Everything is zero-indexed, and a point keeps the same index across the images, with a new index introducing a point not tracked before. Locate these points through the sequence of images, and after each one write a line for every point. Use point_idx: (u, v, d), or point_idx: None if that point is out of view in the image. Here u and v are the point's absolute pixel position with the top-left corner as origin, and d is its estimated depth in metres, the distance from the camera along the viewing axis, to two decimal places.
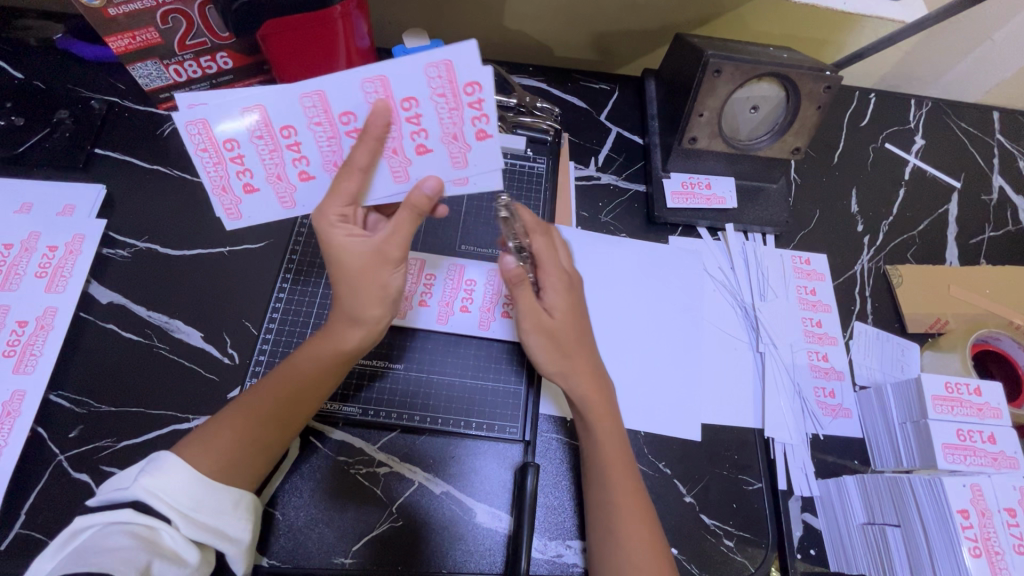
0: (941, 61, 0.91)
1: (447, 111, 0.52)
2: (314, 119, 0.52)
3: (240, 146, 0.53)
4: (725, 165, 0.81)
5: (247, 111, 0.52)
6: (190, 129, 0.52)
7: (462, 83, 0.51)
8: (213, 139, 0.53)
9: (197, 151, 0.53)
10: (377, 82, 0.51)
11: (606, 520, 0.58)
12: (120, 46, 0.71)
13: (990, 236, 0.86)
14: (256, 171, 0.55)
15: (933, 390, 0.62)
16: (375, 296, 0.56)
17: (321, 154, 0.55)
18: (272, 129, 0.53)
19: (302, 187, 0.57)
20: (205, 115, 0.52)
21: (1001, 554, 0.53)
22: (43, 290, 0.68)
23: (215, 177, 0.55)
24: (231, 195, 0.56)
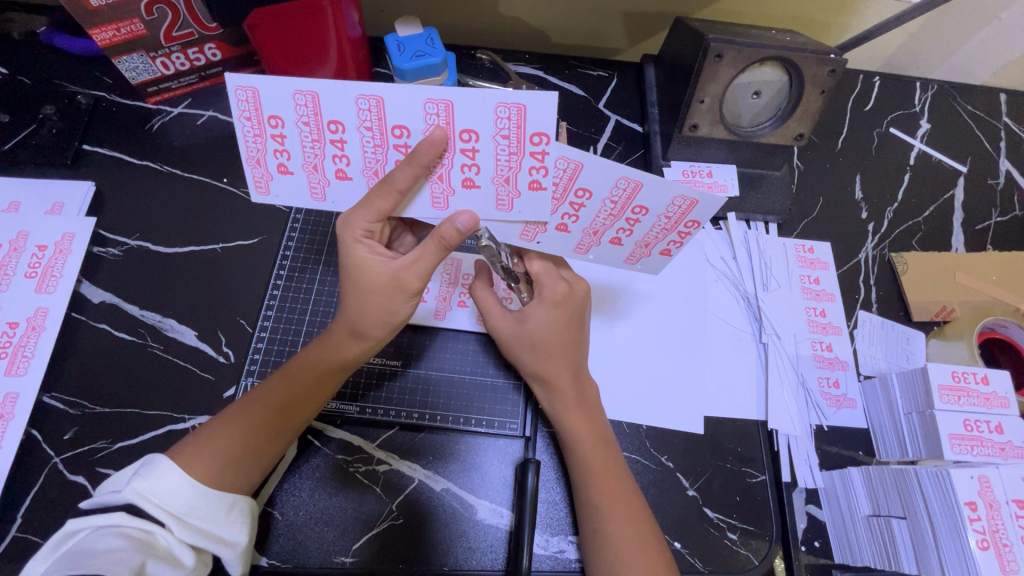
0: (947, 42, 0.89)
1: (603, 212, 0.55)
2: (365, 124, 0.48)
3: (285, 125, 0.49)
4: (727, 152, 0.79)
5: (299, 93, 0.46)
6: (238, 95, 0.47)
7: (633, 203, 0.55)
8: (259, 111, 0.48)
9: (240, 118, 0.48)
10: (439, 105, 0.46)
11: (598, 515, 0.57)
12: (104, 39, 0.69)
13: (997, 221, 0.84)
14: (294, 155, 0.51)
15: (940, 379, 0.61)
16: (379, 319, 0.56)
17: (364, 159, 0.51)
18: (318, 119, 0.48)
19: (335, 184, 0.53)
20: (257, 84, 0.46)
21: (1008, 546, 0.53)
22: (34, 290, 0.67)
23: (253, 148, 0.50)
24: (264, 169, 0.52)
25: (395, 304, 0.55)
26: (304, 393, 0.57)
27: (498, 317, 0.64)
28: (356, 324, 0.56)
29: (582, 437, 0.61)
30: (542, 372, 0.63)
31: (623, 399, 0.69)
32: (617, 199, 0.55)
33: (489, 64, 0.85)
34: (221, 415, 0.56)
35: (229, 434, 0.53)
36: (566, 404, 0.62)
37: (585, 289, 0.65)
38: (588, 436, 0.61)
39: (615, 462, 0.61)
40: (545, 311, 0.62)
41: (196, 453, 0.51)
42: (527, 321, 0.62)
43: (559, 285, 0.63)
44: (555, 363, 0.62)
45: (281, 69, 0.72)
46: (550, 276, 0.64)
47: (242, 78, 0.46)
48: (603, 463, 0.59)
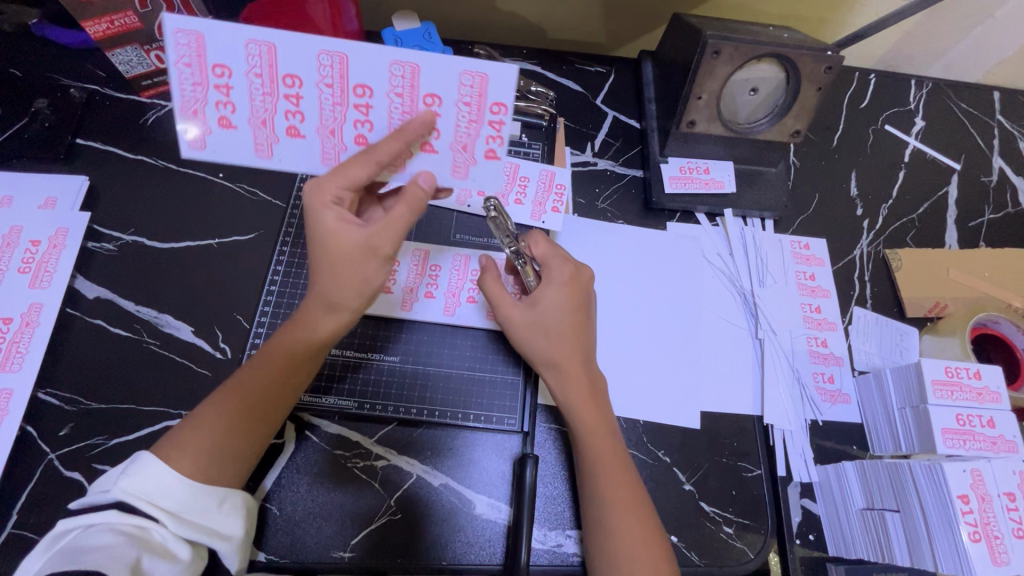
0: (942, 40, 0.89)
1: (460, 118, 0.51)
2: (326, 80, 0.49)
3: (232, 76, 0.49)
4: (724, 149, 0.79)
5: (253, 44, 0.47)
6: (178, 39, 0.47)
7: (487, 101, 0.50)
8: (202, 58, 0.48)
9: (178, 65, 0.48)
10: (406, 67, 0.48)
11: (599, 510, 0.57)
12: (97, 31, 0.68)
13: (990, 218, 0.85)
14: (241, 107, 0.50)
15: (933, 374, 0.61)
16: (352, 287, 0.53)
17: (320, 117, 0.51)
18: (273, 69, 0.48)
19: (284, 142, 0.52)
20: (202, 30, 0.46)
21: (1000, 538, 0.54)
22: (27, 286, 0.66)
23: (189, 98, 0.49)
24: (202, 122, 0.51)
25: (369, 274, 0.53)
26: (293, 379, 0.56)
27: (510, 306, 0.64)
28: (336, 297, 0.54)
29: (585, 434, 0.61)
30: (552, 356, 0.62)
31: (621, 395, 0.69)
32: (469, 99, 0.50)
33: (488, 59, 0.85)
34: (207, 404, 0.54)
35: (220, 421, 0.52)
36: (577, 398, 0.61)
37: (591, 273, 0.66)
38: (594, 429, 0.61)
39: (620, 455, 0.61)
40: (558, 292, 0.63)
41: (185, 448, 0.50)
42: (543, 303, 0.63)
43: (567, 268, 0.64)
44: (564, 351, 0.62)
45: None
46: (557, 258, 0.65)
47: (182, 22, 0.46)
48: (605, 460, 0.59)
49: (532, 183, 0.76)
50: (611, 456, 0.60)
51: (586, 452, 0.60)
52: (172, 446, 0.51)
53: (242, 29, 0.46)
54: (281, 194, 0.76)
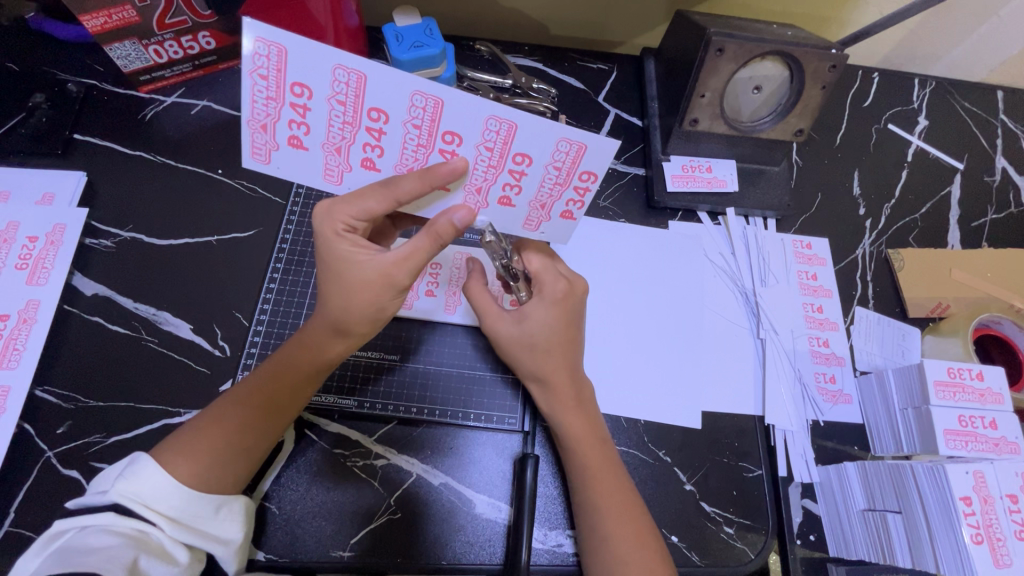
0: (946, 38, 0.89)
1: (548, 179, 0.51)
2: (414, 120, 0.46)
3: (313, 98, 0.44)
4: (726, 148, 0.79)
5: (343, 70, 0.42)
6: (257, 47, 0.41)
7: (578, 168, 0.50)
8: (280, 73, 0.42)
9: (252, 74, 0.42)
10: (504, 125, 0.46)
11: (597, 513, 0.57)
12: (95, 26, 0.67)
13: (992, 218, 0.85)
14: (316, 131, 0.46)
15: (935, 374, 0.61)
16: (363, 314, 0.54)
17: (401, 155, 0.49)
18: (359, 100, 0.44)
19: (357, 171, 0.50)
20: (286, 43, 0.41)
21: (1002, 540, 0.53)
22: (25, 283, 0.65)
23: (259, 110, 0.45)
24: (268, 137, 0.47)
25: (385, 300, 0.54)
26: (291, 391, 0.56)
27: (497, 319, 0.64)
28: (339, 321, 0.54)
29: (580, 438, 0.60)
30: (541, 373, 0.62)
31: (621, 394, 0.69)
32: (563, 165, 0.50)
33: (489, 56, 0.85)
34: (205, 413, 0.55)
35: (214, 435, 0.52)
36: (562, 405, 0.61)
37: (584, 287, 0.64)
38: (587, 435, 0.61)
39: (614, 461, 0.61)
40: (546, 309, 0.62)
41: (182, 452, 0.51)
42: (529, 321, 0.62)
43: (559, 283, 0.63)
44: (551, 366, 0.61)
45: None
46: (550, 274, 0.63)
47: (265, 29, 0.40)
48: (599, 464, 0.59)
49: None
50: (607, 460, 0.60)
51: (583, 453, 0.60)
52: (170, 451, 0.51)
53: (332, 50, 0.41)
54: (281, 191, 0.76)
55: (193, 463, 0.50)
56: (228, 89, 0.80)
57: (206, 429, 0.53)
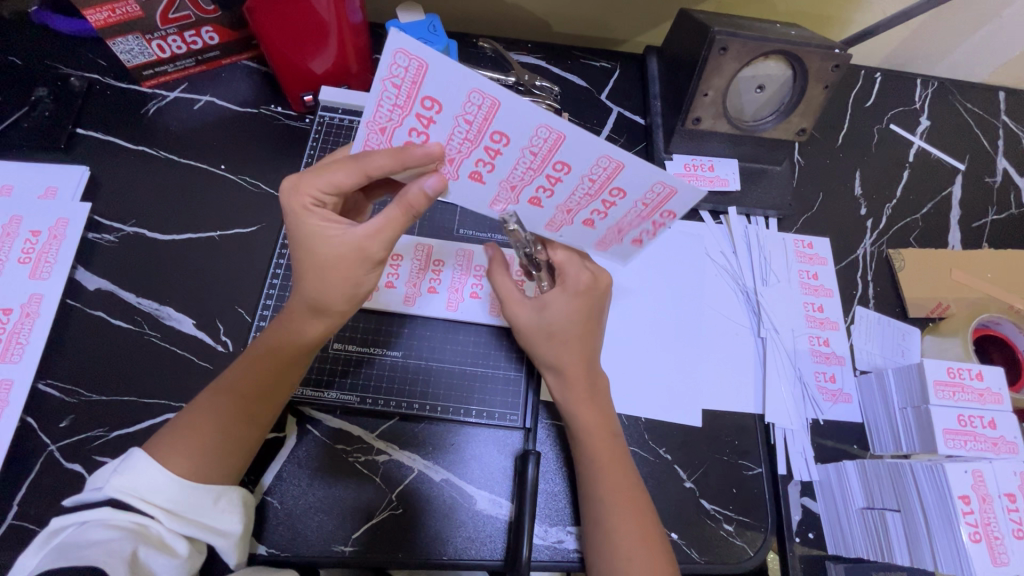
0: (950, 38, 0.89)
1: (633, 212, 0.54)
2: (534, 147, 0.47)
3: (439, 112, 0.45)
4: (728, 147, 0.79)
5: (478, 94, 0.44)
6: (397, 59, 0.42)
7: (664, 207, 0.52)
8: (414, 86, 0.44)
9: (385, 82, 0.44)
10: (613, 164, 0.48)
11: (598, 511, 0.57)
12: (98, 20, 0.67)
13: (993, 219, 0.85)
14: (434, 141, 0.48)
15: (935, 374, 0.61)
16: (340, 290, 0.53)
17: (510, 174, 0.50)
18: (485, 123, 0.46)
19: (462, 182, 0.52)
20: (428, 60, 0.42)
21: (1000, 539, 0.54)
22: (27, 277, 0.66)
23: (382, 116, 0.47)
24: (384, 137, 0.49)
25: (360, 274, 0.53)
26: (273, 380, 0.55)
27: (517, 304, 0.64)
28: (316, 299, 0.53)
29: (583, 436, 0.61)
30: (557, 364, 0.62)
31: (622, 392, 0.69)
32: (649, 203, 0.52)
33: (492, 54, 0.85)
34: (190, 408, 0.54)
35: (203, 430, 0.52)
36: (576, 397, 0.61)
37: (608, 282, 0.64)
38: (595, 431, 0.61)
39: (621, 455, 0.61)
40: (568, 301, 0.62)
41: (176, 446, 0.50)
42: (551, 311, 0.62)
43: (584, 274, 0.62)
44: (568, 358, 0.61)
45: (283, 54, 0.70)
46: (575, 265, 0.63)
47: (409, 41, 0.41)
48: (602, 461, 0.59)
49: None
50: (611, 457, 0.60)
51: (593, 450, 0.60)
52: (165, 445, 0.51)
53: (475, 74, 0.42)
54: None
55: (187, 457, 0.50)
56: (230, 84, 0.80)
57: (194, 423, 0.52)
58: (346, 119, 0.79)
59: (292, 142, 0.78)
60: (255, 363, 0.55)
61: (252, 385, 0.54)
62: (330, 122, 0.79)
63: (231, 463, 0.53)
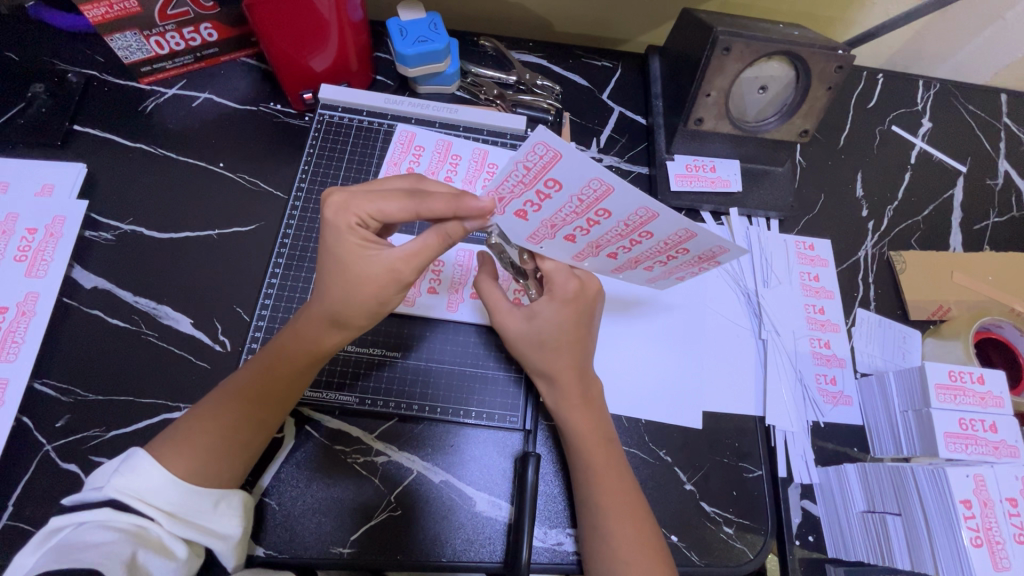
0: (952, 40, 0.89)
1: (693, 264, 0.58)
2: (628, 222, 0.51)
3: (558, 191, 0.48)
4: (730, 148, 0.79)
5: (598, 183, 0.46)
6: (537, 149, 0.43)
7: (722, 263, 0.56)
8: (544, 169, 0.45)
9: (518, 163, 0.45)
10: (691, 236, 0.51)
11: (598, 513, 0.57)
12: (96, 15, 0.66)
13: (995, 222, 0.85)
14: (544, 210, 0.50)
15: (936, 378, 0.61)
16: (366, 308, 0.53)
17: (601, 235, 0.54)
18: (595, 202, 0.48)
19: (556, 239, 0.55)
20: (563, 151, 0.43)
21: (1001, 544, 0.54)
22: (23, 275, 0.65)
23: (504, 188, 0.49)
24: (502, 207, 0.51)
25: (387, 296, 0.53)
26: (283, 385, 0.55)
27: (505, 314, 0.63)
28: (338, 313, 0.54)
29: (581, 438, 0.60)
30: (548, 371, 0.62)
31: (622, 394, 0.69)
32: (709, 259, 0.56)
33: (493, 52, 0.85)
34: (192, 414, 0.54)
35: (210, 431, 0.52)
36: (568, 403, 0.61)
37: (596, 286, 0.62)
38: (591, 435, 0.60)
39: (617, 457, 0.61)
40: (556, 310, 0.60)
41: (180, 447, 0.50)
42: (541, 322, 0.61)
43: (571, 282, 0.60)
44: (560, 365, 0.61)
45: (283, 53, 0.70)
46: (562, 273, 0.60)
47: (552, 137, 0.42)
48: (599, 464, 0.59)
49: (464, 162, 0.77)
50: (609, 460, 0.60)
51: (593, 452, 0.60)
52: (168, 448, 0.51)
53: (603, 168, 0.44)
54: (282, 184, 0.75)
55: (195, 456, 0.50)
56: (229, 81, 0.80)
57: (201, 425, 0.52)
58: (346, 117, 0.78)
59: (291, 141, 0.78)
60: (267, 368, 0.55)
61: (260, 389, 0.54)
62: (330, 120, 0.78)
63: (235, 464, 0.53)
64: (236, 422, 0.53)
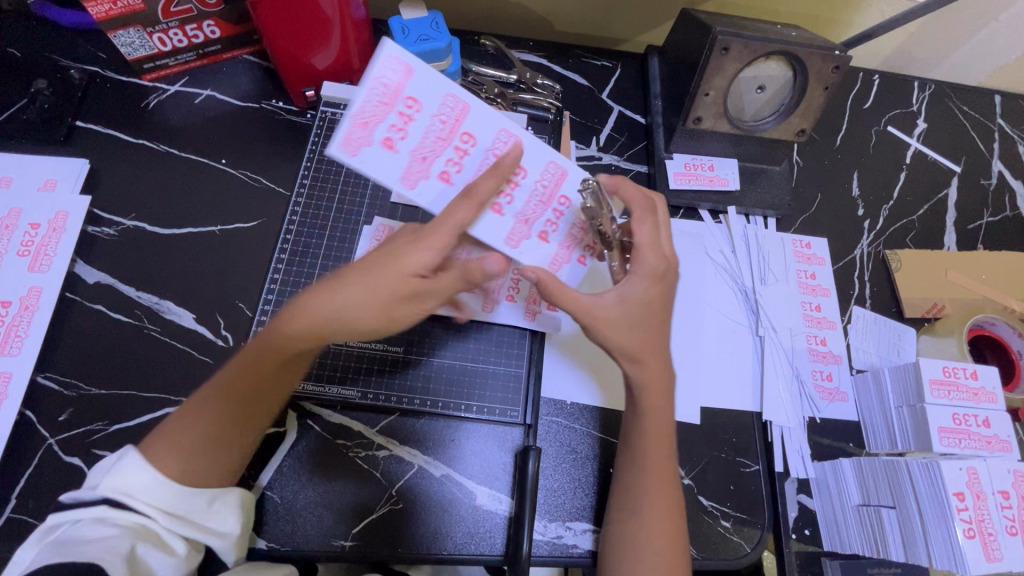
0: (946, 43, 0.90)
1: (533, 198, 0.56)
2: (440, 116, 0.53)
3: (419, 108, 0.52)
4: (728, 147, 0.80)
5: (452, 97, 0.53)
6: (391, 60, 0.50)
7: (560, 191, 0.57)
8: (401, 86, 0.51)
9: (376, 79, 0.50)
10: (512, 138, 0.55)
11: (627, 514, 0.57)
12: (100, 12, 0.67)
13: (988, 221, 0.86)
14: (410, 137, 0.52)
15: (931, 374, 0.62)
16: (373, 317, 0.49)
17: (440, 164, 0.53)
18: (456, 124, 0.54)
19: (432, 180, 0.53)
20: (414, 64, 0.51)
21: (993, 536, 0.55)
22: (26, 270, 0.65)
23: (365, 110, 0.50)
24: (366, 133, 0.50)
25: None
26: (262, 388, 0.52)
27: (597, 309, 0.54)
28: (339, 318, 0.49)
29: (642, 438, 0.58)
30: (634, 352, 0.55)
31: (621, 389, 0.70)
32: (548, 183, 0.57)
33: (494, 51, 0.85)
34: (179, 413, 0.52)
35: (195, 429, 0.51)
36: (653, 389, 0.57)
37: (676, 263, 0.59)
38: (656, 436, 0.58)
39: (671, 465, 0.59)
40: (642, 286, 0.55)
41: (169, 447, 0.50)
42: (628, 301, 0.54)
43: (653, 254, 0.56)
44: (642, 344, 0.55)
45: (285, 49, 0.70)
46: (647, 248, 0.56)
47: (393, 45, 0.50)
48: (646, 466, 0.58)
49: None
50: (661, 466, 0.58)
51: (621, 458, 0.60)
52: (158, 446, 0.50)
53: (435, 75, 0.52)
54: (284, 181, 0.76)
55: (184, 459, 0.50)
56: (231, 78, 0.80)
57: (188, 424, 0.51)
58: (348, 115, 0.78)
59: (293, 138, 0.78)
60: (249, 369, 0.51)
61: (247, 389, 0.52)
62: (332, 118, 0.78)
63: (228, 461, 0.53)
64: (220, 416, 0.51)
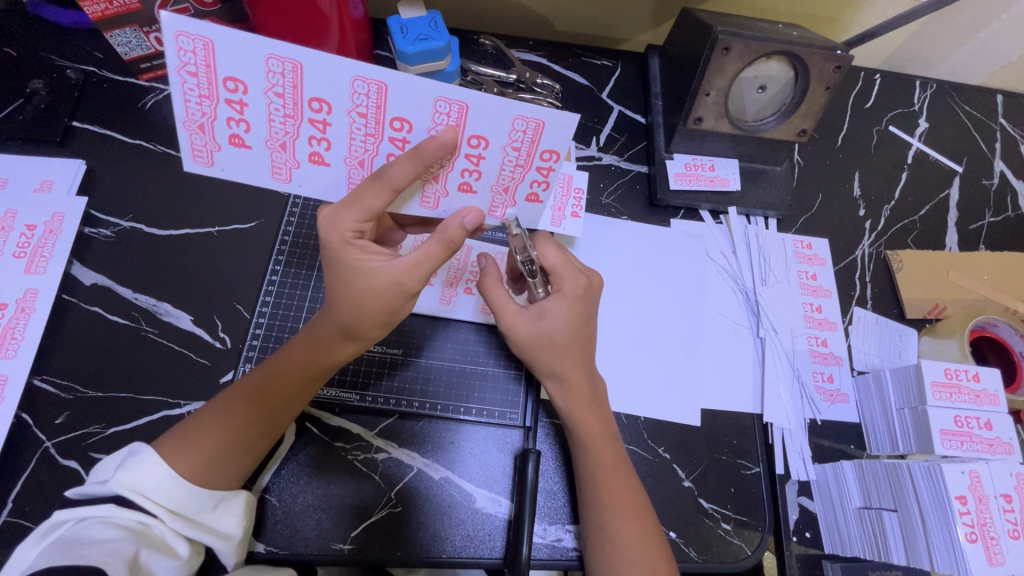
0: (948, 42, 0.90)
1: (558, 195, 0.75)
2: (514, 144, 0.47)
3: (486, 147, 0.48)
4: (729, 147, 0.79)
5: (443, 101, 0.44)
6: (185, 42, 0.40)
7: (574, 186, 0.75)
8: (296, 90, 0.43)
9: (268, 91, 0.43)
10: (531, 123, 0.46)
11: (606, 513, 0.57)
12: (95, 11, 0.66)
13: (990, 221, 0.86)
14: (486, 175, 0.50)
15: (933, 376, 0.62)
16: (375, 319, 0.52)
17: (498, 175, 0.50)
18: (532, 147, 0.48)
19: (305, 167, 0.49)
20: (300, 59, 0.41)
21: (995, 539, 0.54)
22: (23, 271, 0.65)
23: (278, 131, 0.46)
24: (209, 137, 0.46)
25: (396, 306, 0.52)
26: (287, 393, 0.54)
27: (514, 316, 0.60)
28: (348, 327, 0.52)
29: (588, 433, 0.60)
30: (559, 371, 0.60)
31: (621, 391, 0.69)
32: (562, 186, 0.75)
33: (493, 50, 0.85)
34: (200, 412, 0.54)
35: (215, 432, 0.52)
36: (579, 405, 0.61)
37: (599, 281, 0.64)
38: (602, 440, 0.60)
39: (624, 465, 0.61)
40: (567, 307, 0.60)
41: (185, 447, 0.50)
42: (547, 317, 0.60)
43: (579, 279, 0.61)
44: (569, 363, 0.60)
45: None
46: (569, 271, 0.61)
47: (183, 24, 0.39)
48: (609, 466, 0.59)
49: None
50: (613, 461, 0.60)
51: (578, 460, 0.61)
52: (173, 447, 0.50)
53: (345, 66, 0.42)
54: None
55: (201, 466, 0.50)
56: None
57: (208, 424, 0.52)
58: None
59: None
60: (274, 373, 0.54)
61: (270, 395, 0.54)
62: None
63: (240, 466, 0.53)
64: (245, 421, 0.53)
